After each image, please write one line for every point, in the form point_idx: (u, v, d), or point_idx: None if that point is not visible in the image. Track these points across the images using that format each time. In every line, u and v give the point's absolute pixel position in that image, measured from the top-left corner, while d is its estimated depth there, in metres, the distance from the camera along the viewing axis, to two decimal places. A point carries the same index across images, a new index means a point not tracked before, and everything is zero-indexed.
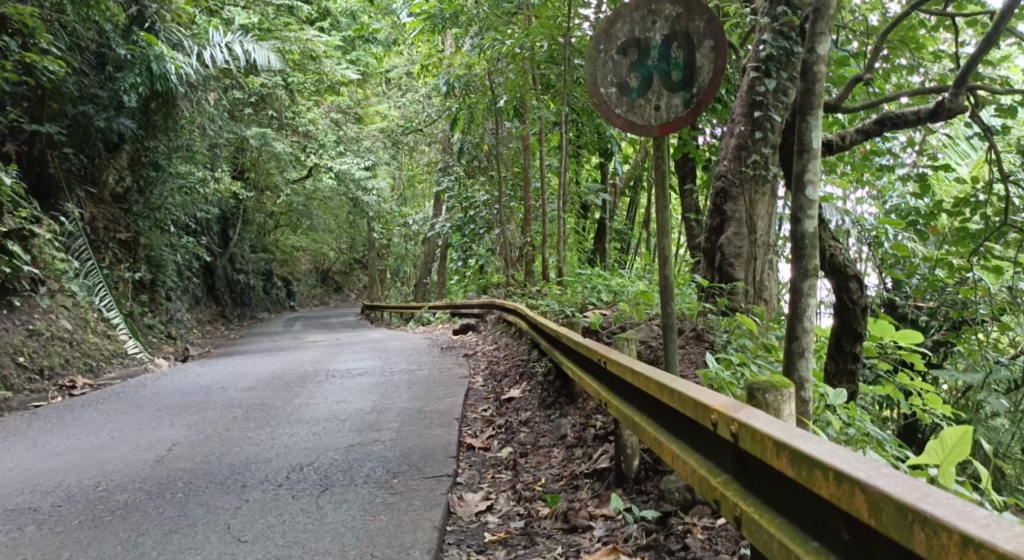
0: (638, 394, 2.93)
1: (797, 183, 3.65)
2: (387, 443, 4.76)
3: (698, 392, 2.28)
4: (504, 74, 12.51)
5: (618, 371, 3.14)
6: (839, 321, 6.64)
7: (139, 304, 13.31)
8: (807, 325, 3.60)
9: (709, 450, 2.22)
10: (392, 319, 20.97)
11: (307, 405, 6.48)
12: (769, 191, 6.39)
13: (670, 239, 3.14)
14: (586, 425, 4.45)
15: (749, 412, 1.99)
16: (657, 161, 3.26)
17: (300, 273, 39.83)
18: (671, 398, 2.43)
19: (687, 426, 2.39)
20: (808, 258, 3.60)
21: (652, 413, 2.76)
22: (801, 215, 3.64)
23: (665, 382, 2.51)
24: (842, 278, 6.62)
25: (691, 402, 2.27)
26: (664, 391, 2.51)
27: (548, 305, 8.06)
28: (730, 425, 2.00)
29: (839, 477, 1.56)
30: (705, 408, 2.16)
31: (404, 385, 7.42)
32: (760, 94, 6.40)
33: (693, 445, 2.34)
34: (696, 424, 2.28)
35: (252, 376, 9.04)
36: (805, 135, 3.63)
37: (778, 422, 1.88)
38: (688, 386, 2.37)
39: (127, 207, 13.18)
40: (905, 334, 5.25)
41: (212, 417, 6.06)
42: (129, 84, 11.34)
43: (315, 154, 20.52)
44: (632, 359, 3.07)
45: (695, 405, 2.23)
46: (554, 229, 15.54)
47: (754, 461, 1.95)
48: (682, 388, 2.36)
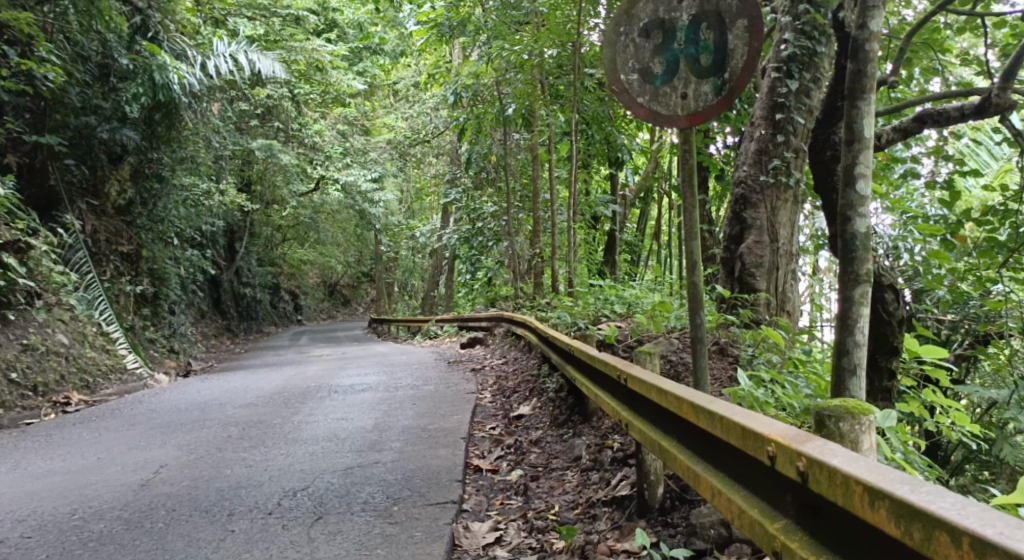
0: (664, 416, 2.62)
1: (848, 177, 3.32)
2: (389, 466, 4.45)
3: (746, 417, 1.96)
4: (512, 82, 12.27)
5: (640, 389, 2.83)
6: (874, 335, 6.35)
7: (140, 319, 13.06)
8: (856, 339, 3.29)
9: (762, 488, 1.90)
10: (399, 333, 20.67)
11: (305, 423, 6.19)
12: (791, 198, 6.09)
13: (698, 241, 2.85)
14: (602, 447, 4.12)
15: (820, 446, 1.68)
16: (683, 154, 2.99)
17: (308, 287, 39.65)
18: (711, 424, 2.11)
19: (731, 458, 2.07)
20: (858, 263, 3.31)
21: (682, 436, 2.45)
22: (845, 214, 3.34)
23: (702, 403, 2.19)
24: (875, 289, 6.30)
25: (737, 431, 1.95)
26: (701, 413, 2.19)
27: (558, 317, 7.73)
28: (795, 461, 1.69)
29: (974, 543, 1.24)
30: (759, 439, 1.84)
31: (409, 402, 7.10)
32: (782, 96, 6.09)
33: (739, 479, 2.02)
34: (744, 455, 1.97)
35: (252, 391, 8.76)
36: (855, 124, 3.32)
37: (863, 461, 1.56)
38: (732, 409, 2.06)
39: (130, 220, 12.94)
40: (929, 348, 4.86)
41: (205, 436, 5.78)
42: (132, 94, 11.20)
43: (321, 165, 20.35)
44: (659, 376, 2.74)
45: (743, 434, 1.92)
46: (564, 241, 15.22)
47: (829, 508, 1.63)
48: (725, 412, 2.05)
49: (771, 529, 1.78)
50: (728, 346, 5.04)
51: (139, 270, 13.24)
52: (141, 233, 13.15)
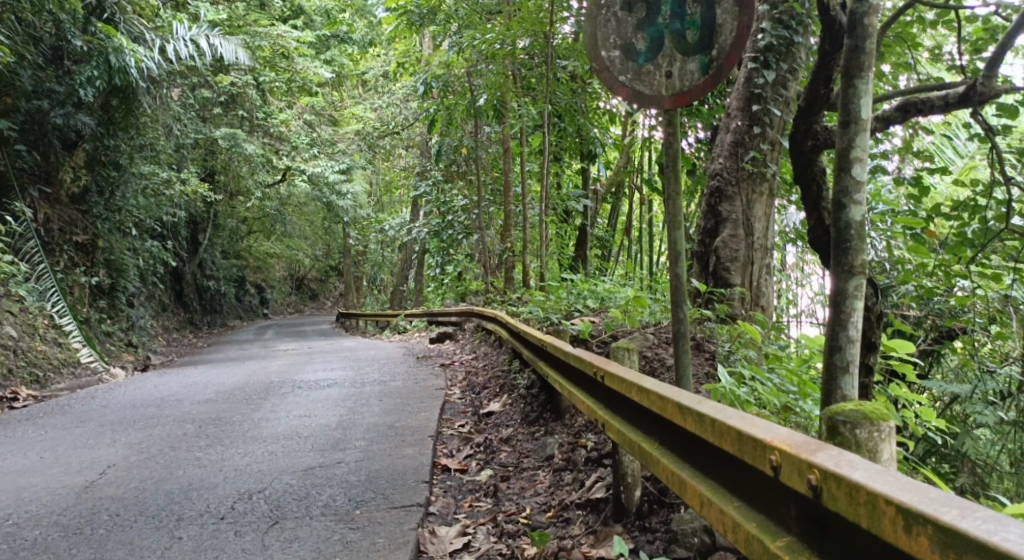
0: (645, 416, 2.46)
1: (843, 162, 3.12)
2: (352, 466, 4.24)
3: (746, 421, 1.80)
4: (482, 72, 12.07)
5: (620, 387, 2.66)
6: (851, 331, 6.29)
7: (96, 311, 12.60)
8: (849, 334, 3.14)
9: (762, 500, 1.75)
10: (366, 327, 20.35)
11: (266, 421, 5.94)
12: (767, 190, 5.98)
13: (682, 228, 2.72)
14: (576, 446, 3.96)
15: (837, 457, 1.52)
16: (667, 136, 2.84)
17: (274, 280, 39.02)
18: (701, 427, 1.95)
19: (724, 466, 1.92)
20: (853, 253, 3.14)
21: (667, 439, 2.28)
22: (840, 202, 3.18)
23: (692, 404, 2.03)
24: None
25: (735, 437, 1.79)
26: (691, 416, 2.02)
27: (529, 311, 7.55)
28: (808, 474, 1.53)
29: None
30: (762, 446, 1.68)
31: (375, 398, 6.88)
32: (759, 87, 5.98)
33: (734, 488, 1.87)
34: (742, 464, 1.81)
35: (212, 386, 8.46)
36: (852, 104, 3.08)
37: (891, 477, 1.40)
38: (726, 412, 1.90)
39: (86, 209, 12.47)
40: (898, 341, 4.70)
41: (158, 434, 5.51)
42: (85, 76, 10.69)
43: (287, 156, 19.87)
44: (639, 373, 2.58)
45: (743, 439, 1.76)
46: (535, 235, 15.03)
47: (848, 527, 1.47)
48: (721, 415, 1.88)
49: (774, 547, 1.63)
50: (704, 341, 4.90)
51: (94, 260, 12.78)
52: (97, 223, 12.69)
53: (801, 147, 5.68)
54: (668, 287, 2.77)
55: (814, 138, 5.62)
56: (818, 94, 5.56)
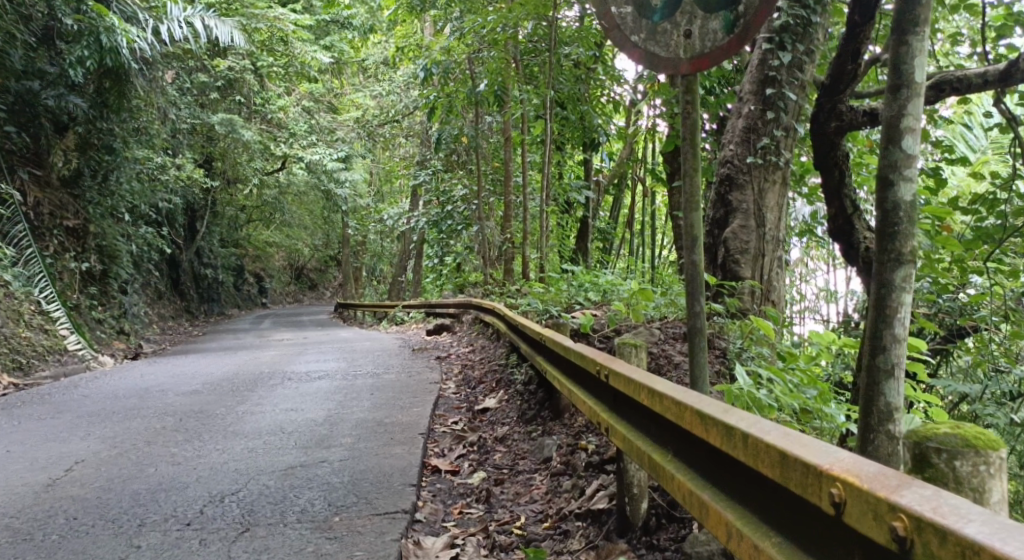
0: (657, 422, 2.15)
1: None
2: (336, 466, 3.96)
3: (791, 441, 1.50)
4: (484, 57, 11.74)
5: (629, 389, 2.35)
6: None
7: (86, 298, 12.28)
8: None
9: (816, 540, 1.42)
10: (364, 318, 20.08)
11: (250, 415, 5.65)
12: (780, 179, 5.67)
13: (701, 210, 2.43)
14: (576, 448, 3.67)
15: (930, 499, 1.20)
16: (683, 105, 2.53)
17: (273, 270, 38.75)
18: (730, 444, 1.65)
19: (759, 493, 1.62)
20: None
21: (685, 452, 1.97)
22: (886, 178, 2.54)
23: (718, 415, 1.72)
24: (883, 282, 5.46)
25: (778, 461, 1.48)
26: (718, 429, 1.71)
27: (529, 304, 7.25)
28: (889, 519, 1.21)
29: None
30: (816, 476, 1.38)
31: (366, 392, 6.59)
32: (774, 69, 5.66)
33: (775, 523, 1.55)
34: (788, 494, 1.49)
35: (200, 377, 8.18)
36: None
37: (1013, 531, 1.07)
38: (764, 427, 1.59)
39: (78, 193, 12.17)
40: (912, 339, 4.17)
41: (136, 427, 5.23)
42: (75, 57, 10.35)
43: (285, 143, 19.31)
44: (651, 374, 2.28)
45: (789, 465, 1.45)
46: (536, 226, 14.74)
47: None
48: (762, 432, 1.57)
49: None
50: (715, 338, 4.60)
51: (85, 246, 12.46)
52: (89, 207, 12.39)
53: (824, 130, 5.06)
54: (685, 277, 2.49)
55: (839, 120, 4.98)
56: (844, 69, 4.80)
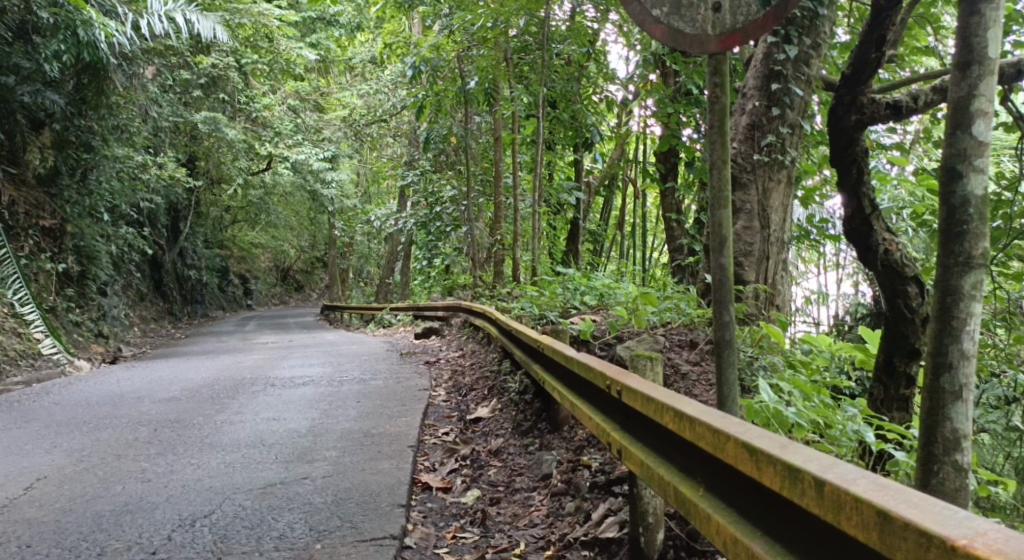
0: (684, 449, 1.89)
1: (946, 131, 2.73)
2: (319, 483, 3.68)
3: (892, 497, 1.24)
4: (474, 54, 11.46)
5: (647, 409, 2.09)
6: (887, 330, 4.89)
7: (64, 300, 11.88)
8: None
9: None
10: (351, 321, 19.74)
11: (228, 424, 5.36)
12: (785, 178, 5.44)
13: (729, 208, 2.25)
14: (577, 466, 3.42)
15: None
16: (712, 88, 2.28)
17: (259, 271, 38.29)
18: (797, 492, 1.39)
19: (829, 556, 1.36)
20: None
21: (722, 487, 1.71)
22: (953, 169, 2.39)
23: (778, 453, 1.46)
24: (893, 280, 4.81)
25: (875, 523, 1.23)
26: (782, 471, 1.44)
27: (523, 308, 6.98)
28: None
29: None
30: (940, 551, 1.12)
31: (352, 399, 6.30)
32: (779, 63, 5.42)
33: None
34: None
35: (179, 383, 7.86)
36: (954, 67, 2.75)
37: None
38: (847, 476, 1.34)
39: (55, 192, 11.80)
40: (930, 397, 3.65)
41: (106, 439, 4.93)
42: (51, 51, 10.00)
43: (270, 142, 18.95)
44: (674, 393, 2.02)
45: (895, 531, 1.19)
46: (525, 228, 14.50)
47: None
48: (851, 482, 1.31)
49: None
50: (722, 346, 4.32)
51: (62, 246, 12.07)
52: (66, 207, 12.01)
53: (843, 124, 4.69)
54: (713, 283, 2.26)
55: (860, 113, 4.60)
56: (867, 59, 4.42)
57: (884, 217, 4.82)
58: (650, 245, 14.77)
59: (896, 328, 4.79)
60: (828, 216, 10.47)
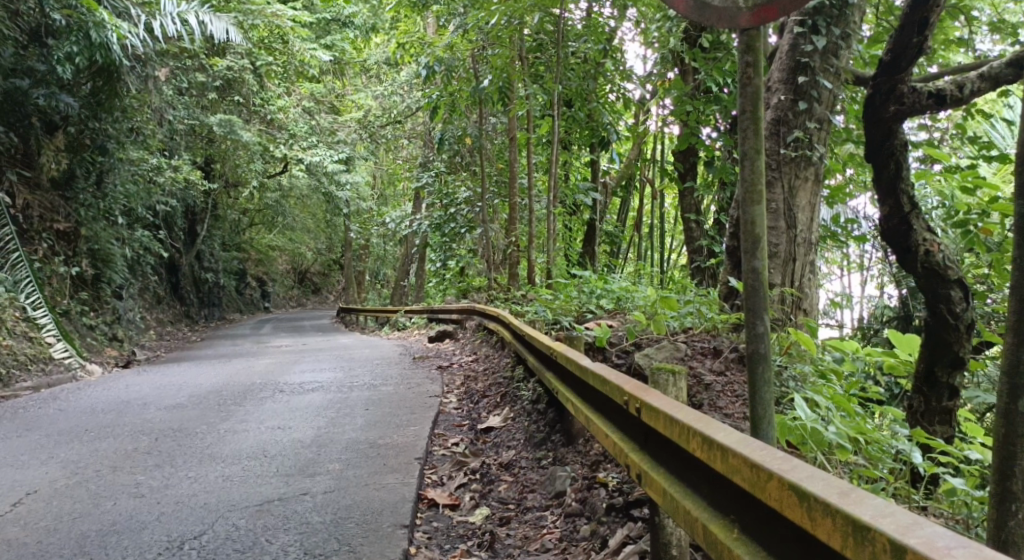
0: (716, 483, 1.66)
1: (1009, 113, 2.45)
2: (319, 500, 3.47)
3: None
4: (489, 51, 11.22)
5: (671, 433, 1.85)
6: (927, 338, 4.63)
7: (77, 303, 11.77)
8: None
9: None
10: (366, 324, 19.59)
11: (231, 434, 5.17)
12: (812, 176, 5.17)
13: (762, 203, 2.05)
14: (593, 484, 3.19)
15: None
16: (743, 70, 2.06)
17: (276, 274, 38.31)
18: (868, 556, 1.15)
19: None
20: None
21: (763, 534, 1.47)
22: None
23: (842, 505, 1.22)
24: (937, 284, 4.55)
25: None
26: (849, 529, 1.19)
27: (536, 312, 6.75)
28: None
29: None
30: None
31: (360, 407, 6.09)
32: (806, 55, 5.17)
33: None
34: None
35: (187, 389, 7.70)
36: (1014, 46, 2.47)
37: None
38: (935, 542, 1.09)
39: (70, 196, 11.73)
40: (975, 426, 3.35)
41: (105, 449, 4.76)
42: (64, 53, 9.91)
43: (284, 145, 18.83)
44: (702, 414, 1.79)
45: None
46: (541, 229, 14.25)
47: None
48: (943, 554, 1.06)
49: None
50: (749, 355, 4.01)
51: (76, 249, 11.97)
52: (81, 210, 11.92)
53: (882, 115, 4.55)
54: (746, 290, 2.04)
55: (899, 103, 4.47)
56: (910, 43, 4.26)
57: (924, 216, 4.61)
58: (668, 247, 14.48)
59: (935, 335, 4.59)
60: (853, 216, 10.13)
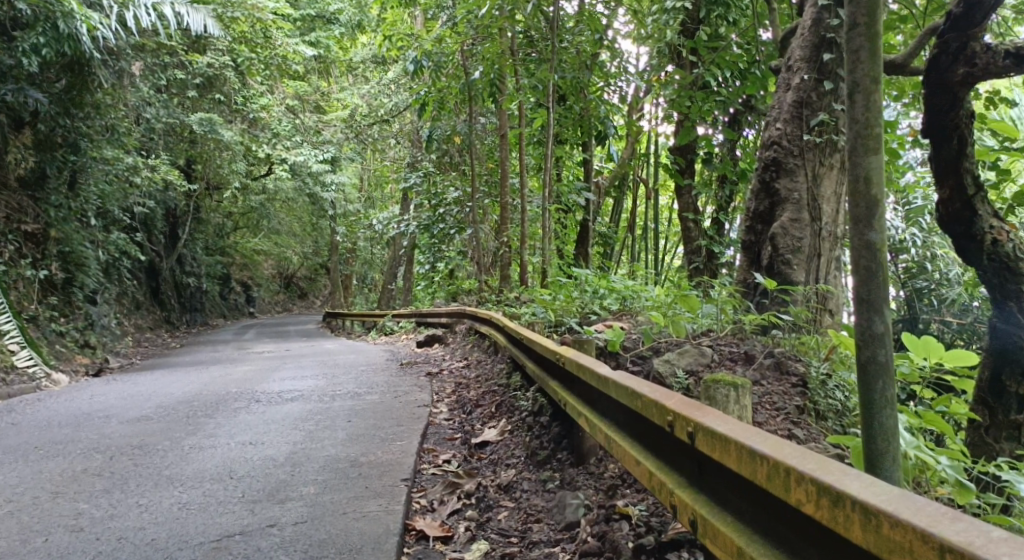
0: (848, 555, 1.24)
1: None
2: (290, 534, 2.97)
3: None
4: (480, 43, 10.68)
5: (761, 477, 1.41)
6: (991, 345, 4.04)
7: (46, 309, 11.09)
8: None
9: None
10: (353, 328, 19.03)
11: (196, 450, 4.65)
12: (838, 163, 4.78)
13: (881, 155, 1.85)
14: (612, 516, 2.70)
15: None
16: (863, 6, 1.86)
17: (263, 278, 37.70)
18: None
19: None
20: None
21: None
22: None
23: None
24: (1006, 280, 3.96)
25: None
26: None
27: (534, 314, 6.25)
28: None
29: None
30: None
31: (342, 418, 5.57)
32: (832, 30, 4.77)
33: None
34: None
35: (156, 399, 7.13)
36: None
37: None
38: None
39: (40, 196, 11.12)
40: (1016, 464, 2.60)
41: (50, 470, 4.21)
42: (29, 45, 9.25)
43: (267, 145, 18.25)
44: (813, 452, 1.38)
45: None
46: (534, 229, 13.75)
47: None
48: None
49: None
50: (787, 360, 3.55)
51: (46, 252, 11.32)
52: (51, 211, 11.30)
53: (947, 79, 3.83)
54: (861, 269, 1.85)
55: (970, 65, 3.75)
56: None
57: (991, 199, 4.03)
58: (664, 248, 14.05)
59: (1001, 337, 3.98)
60: None
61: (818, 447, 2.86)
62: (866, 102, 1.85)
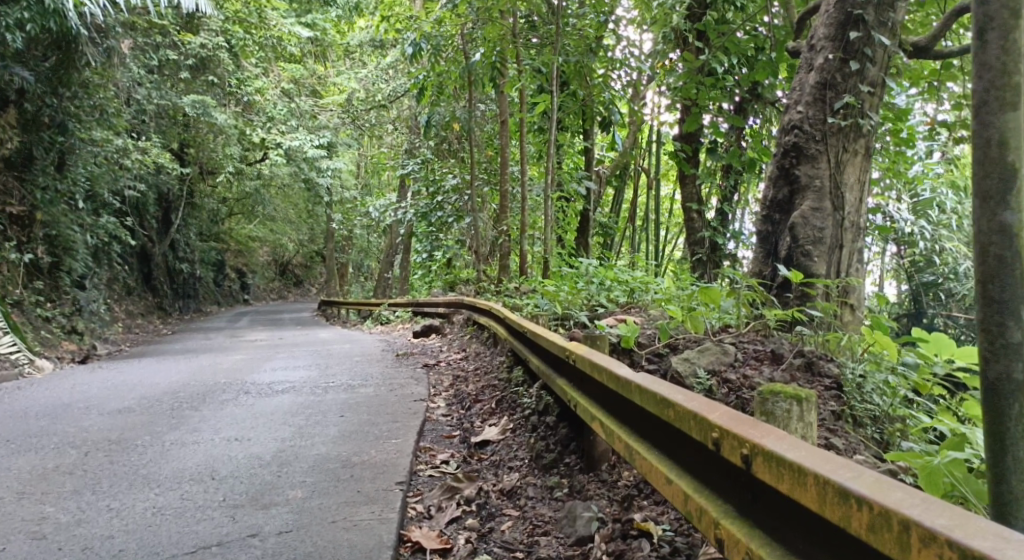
0: None
1: None
2: (273, 547, 2.69)
3: None
4: (482, 22, 10.29)
5: (869, 531, 1.16)
6: None
7: (32, 293, 10.74)
8: None
9: None
10: (348, 317, 18.70)
11: (178, 447, 4.36)
12: (862, 149, 4.52)
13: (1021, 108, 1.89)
14: (631, 534, 2.44)
15: None
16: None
17: (257, 264, 37.27)
18: None
19: None
20: None
21: None
22: None
23: None
24: None
25: None
26: None
27: (537, 305, 5.98)
28: None
29: None
30: None
31: (334, 413, 5.29)
32: (859, 7, 4.51)
33: None
34: None
35: (139, 390, 6.83)
36: None
37: None
38: None
39: (26, 177, 10.76)
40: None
41: (17, 468, 3.92)
42: (13, 20, 8.77)
43: (262, 128, 17.87)
44: (937, 506, 1.13)
45: None
46: (534, 218, 13.43)
47: None
48: None
49: None
50: (819, 361, 3.33)
51: (31, 235, 11.01)
52: (37, 192, 10.94)
53: None
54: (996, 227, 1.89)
55: None
56: None
57: None
58: (666, 238, 13.76)
59: None
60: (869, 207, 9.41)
61: (864, 460, 2.61)
62: (1002, 39, 1.89)
